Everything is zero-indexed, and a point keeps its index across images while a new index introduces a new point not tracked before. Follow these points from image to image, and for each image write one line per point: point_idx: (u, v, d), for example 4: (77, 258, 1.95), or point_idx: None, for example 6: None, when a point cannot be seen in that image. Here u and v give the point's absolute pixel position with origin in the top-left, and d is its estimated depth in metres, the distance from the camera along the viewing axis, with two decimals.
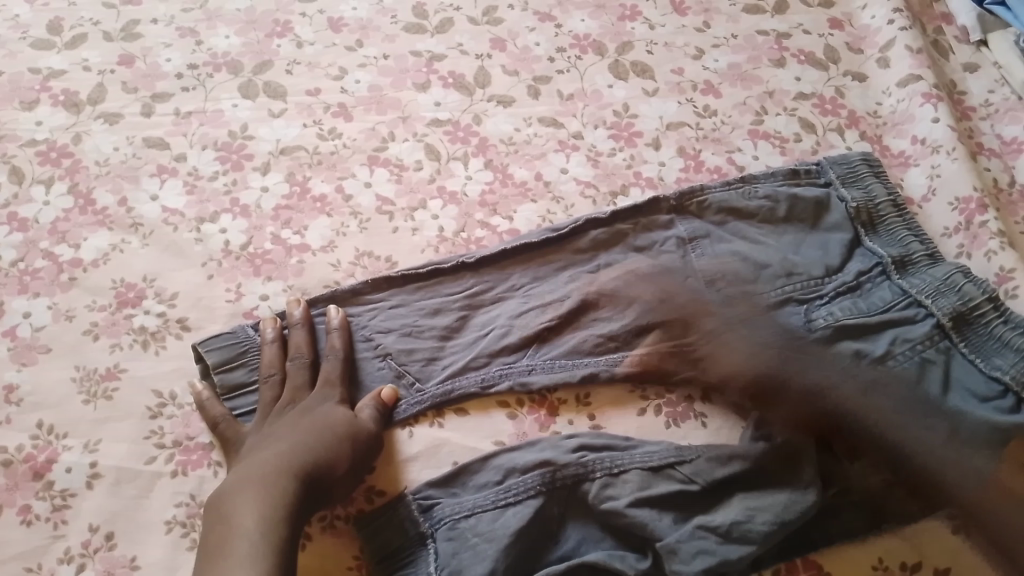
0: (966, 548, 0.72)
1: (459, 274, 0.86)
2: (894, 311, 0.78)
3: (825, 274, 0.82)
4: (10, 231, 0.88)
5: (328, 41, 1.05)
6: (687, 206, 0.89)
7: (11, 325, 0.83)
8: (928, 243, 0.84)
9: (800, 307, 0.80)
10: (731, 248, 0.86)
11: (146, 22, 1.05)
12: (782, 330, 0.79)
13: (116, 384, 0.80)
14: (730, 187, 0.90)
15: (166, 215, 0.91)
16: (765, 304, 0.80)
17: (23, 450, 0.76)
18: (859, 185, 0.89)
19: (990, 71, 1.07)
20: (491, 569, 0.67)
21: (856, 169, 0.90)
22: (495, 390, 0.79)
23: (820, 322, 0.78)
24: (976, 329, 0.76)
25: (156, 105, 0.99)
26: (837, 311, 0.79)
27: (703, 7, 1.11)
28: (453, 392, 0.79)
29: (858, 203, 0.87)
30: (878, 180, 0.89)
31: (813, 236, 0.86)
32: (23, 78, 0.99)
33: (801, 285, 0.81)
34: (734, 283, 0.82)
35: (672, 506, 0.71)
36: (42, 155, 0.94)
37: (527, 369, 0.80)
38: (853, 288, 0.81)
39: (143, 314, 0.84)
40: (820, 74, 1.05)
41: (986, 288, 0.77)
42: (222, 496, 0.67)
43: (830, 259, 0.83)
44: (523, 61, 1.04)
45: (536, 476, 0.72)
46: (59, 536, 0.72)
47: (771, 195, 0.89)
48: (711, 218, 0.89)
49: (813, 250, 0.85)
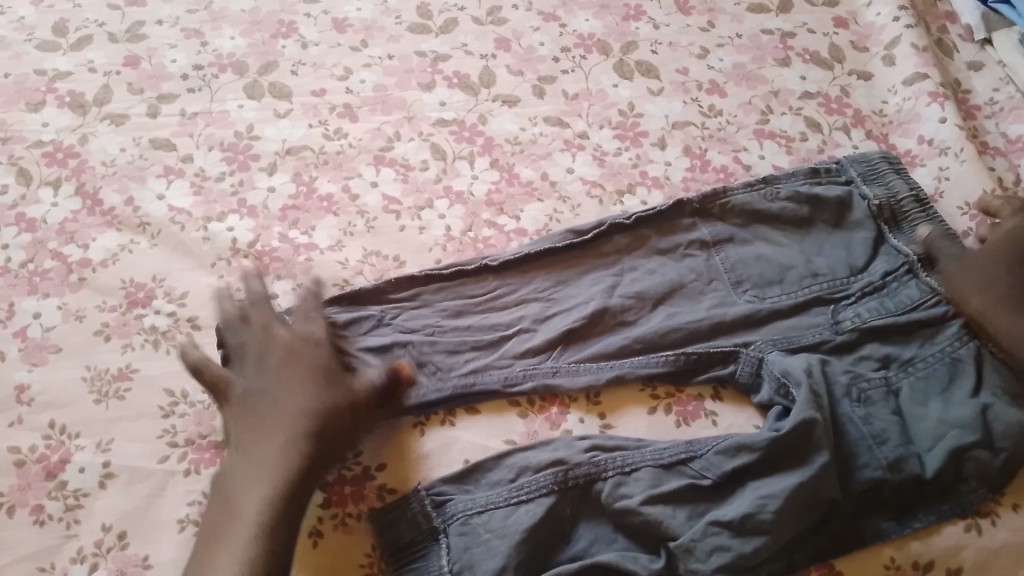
0: (970, 542, 0.73)
1: (482, 275, 0.87)
2: (920, 310, 0.83)
3: (849, 275, 0.86)
4: (18, 232, 0.89)
5: (333, 41, 1.05)
6: (710, 209, 0.91)
7: (21, 325, 0.83)
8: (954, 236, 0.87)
9: (827, 308, 0.84)
10: (757, 250, 0.89)
11: (151, 24, 1.06)
12: (810, 330, 0.83)
13: (128, 384, 0.80)
14: (752, 189, 0.92)
15: (174, 214, 0.91)
16: (792, 307, 0.84)
17: (35, 449, 0.77)
18: (880, 181, 0.92)
19: (994, 70, 1.08)
20: (503, 565, 0.68)
21: (875, 166, 0.93)
22: (518, 390, 0.80)
23: (846, 325, 0.83)
24: None
25: (162, 106, 0.99)
26: (864, 312, 0.83)
27: (707, 7, 1.12)
28: (475, 385, 0.80)
29: (880, 200, 0.90)
30: (898, 176, 0.92)
31: (837, 236, 0.90)
32: (29, 79, 0.99)
33: (827, 285, 0.86)
34: (762, 283, 0.86)
35: (684, 502, 0.72)
36: (48, 156, 0.94)
37: (551, 371, 0.81)
38: (878, 288, 0.85)
39: (153, 314, 0.85)
40: (824, 73, 1.06)
41: None
42: (231, 469, 0.70)
43: (854, 259, 0.87)
44: (528, 61, 1.05)
45: (550, 474, 0.73)
46: (71, 536, 0.72)
47: (793, 196, 0.92)
48: (734, 221, 0.91)
49: (838, 251, 0.88)
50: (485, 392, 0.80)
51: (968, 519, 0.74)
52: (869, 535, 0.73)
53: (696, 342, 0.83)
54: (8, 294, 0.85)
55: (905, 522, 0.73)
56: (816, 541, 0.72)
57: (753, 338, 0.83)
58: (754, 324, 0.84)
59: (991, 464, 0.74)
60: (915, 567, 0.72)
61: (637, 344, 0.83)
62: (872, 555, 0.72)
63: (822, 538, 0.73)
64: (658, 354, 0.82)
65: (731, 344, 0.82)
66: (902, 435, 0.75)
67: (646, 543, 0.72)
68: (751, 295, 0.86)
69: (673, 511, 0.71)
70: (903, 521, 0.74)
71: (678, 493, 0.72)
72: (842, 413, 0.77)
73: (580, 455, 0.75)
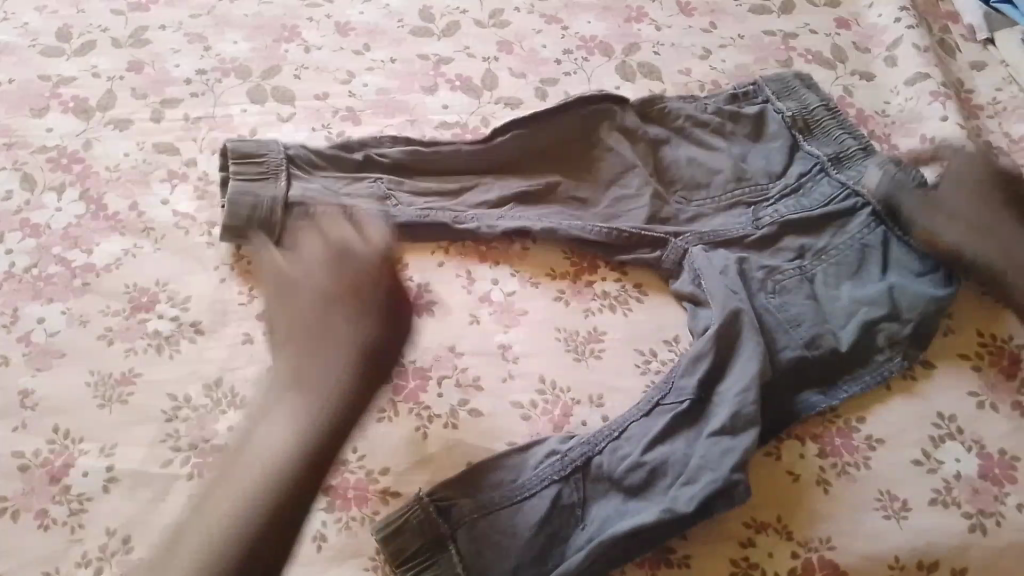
0: (974, 543, 0.74)
1: (453, 142, 0.96)
2: (835, 203, 0.93)
3: (770, 180, 0.96)
4: (23, 237, 0.89)
5: (335, 45, 1.05)
6: (649, 112, 1.00)
7: (26, 330, 0.83)
8: (861, 138, 0.97)
9: (749, 209, 0.94)
10: (690, 148, 0.98)
11: (155, 28, 1.06)
12: (740, 227, 0.92)
13: (131, 388, 0.80)
14: (685, 100, 1.01)
15: (178, 219, 0.91)
16: (723, 207, 0.94)
17: (39, 454, 0.76)
18: (793, 97, 1.01)
19: (997, 69, 1.08)
20: (516, 565, 0.71)
21: (788, 84, 1.02)
22: (464, 227, 0.90)
23: (767, 220, 0.93)
24: (909, 215, 0.91)
25: (165, 110, 0.99)
26: (782, 211, 0.94)
27: (709, 9, 1.12)
28: (429, 217, 0.90)
29: (794, 113, 1.00)
30: (809, 91, 1.02)
31: (758, 147, 0.99)
32: (33, 85, 1.00)
33: (750, 189, 0.95)
34: (691, 186, 0.96)
35: (692, 481, 0.73)
36: (53, 161, 0.94)
37: (497, 216, 0.92)
38: (796, 189, 0.95)
39: (157, 319, 0.85)
40: (827, 74, 1.06)
41: (917, 179, 0.92)
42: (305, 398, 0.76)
43: (773, 165, 0.97)
44: (530, 63, 1.05)
45: (547, 464, 0.75)
46: (76, 540, 0.72)
47: (718, 112, 1.00)
48: (670, 123, 0.99)
49: (760, 159, 0.97)
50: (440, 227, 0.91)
51: (969, 519, 0.75)
52: (867, 533, 0.74)
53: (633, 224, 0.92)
54: (13, 299, 0.85)
55: (905, 523, 0.75)
56: (814, 542, 0.74)
57: (684, 229, 0.92)
58: (688, 220, 0.93)
59: (900, 331, 0.84)
60: (919, 566, 0.73)
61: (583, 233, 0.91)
62: (876, 555, 0.73)
63: (819, 538, 0.74)
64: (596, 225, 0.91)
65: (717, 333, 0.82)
66: (817, 313, 0.85)
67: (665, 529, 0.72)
68: (683, 196, 0.96)
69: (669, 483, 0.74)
70: (901, 521, 0.75)
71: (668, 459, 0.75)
72: (781, 338, 0.83)
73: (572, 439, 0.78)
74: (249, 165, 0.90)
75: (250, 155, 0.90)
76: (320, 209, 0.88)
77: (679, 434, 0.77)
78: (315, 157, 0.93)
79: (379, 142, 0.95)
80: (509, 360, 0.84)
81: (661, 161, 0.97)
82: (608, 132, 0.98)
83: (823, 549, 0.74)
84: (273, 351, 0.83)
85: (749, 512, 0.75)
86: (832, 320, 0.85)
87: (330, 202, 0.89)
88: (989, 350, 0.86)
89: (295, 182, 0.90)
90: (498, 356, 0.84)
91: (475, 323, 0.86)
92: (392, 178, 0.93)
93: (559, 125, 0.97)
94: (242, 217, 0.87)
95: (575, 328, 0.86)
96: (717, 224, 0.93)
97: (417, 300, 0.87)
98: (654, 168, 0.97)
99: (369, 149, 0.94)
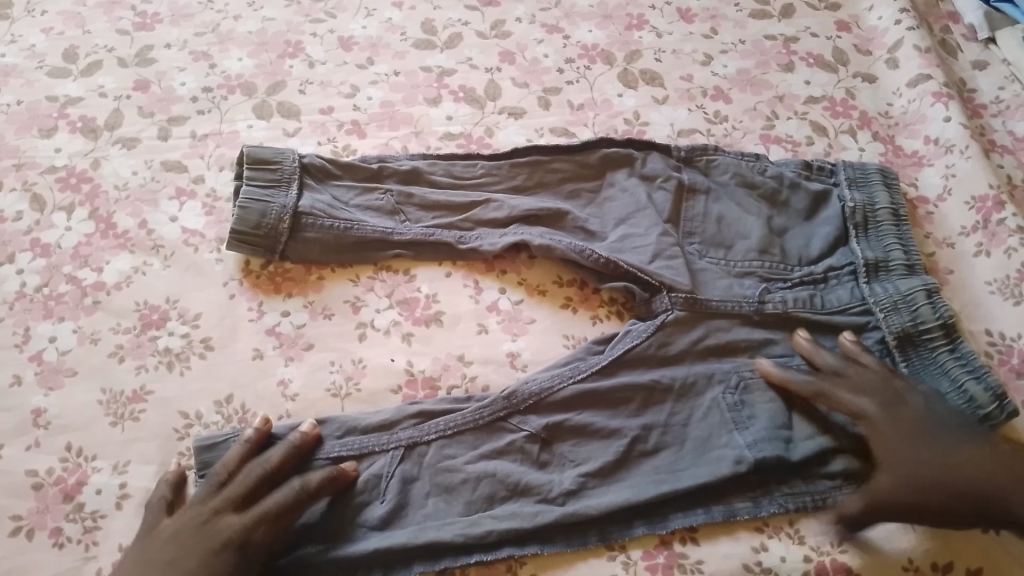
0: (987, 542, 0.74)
1: (470, 158, 0.95)
2: (847, 313, 0.85)
3: (797, 262, 0.89)
4: (33, 257, 0.89)
5: (339, 60, 1.06)
6: (695, 160, 0.95)
7: (38, 349, 0.84)
8: (913, 255, 0.87)
9: (761, 283, 0.87)
10: (724, 209, 0.92)
11: (160, 47, 1.07)
12: (738, 299, 0.86)
13: (143, 405, 0.81)
14: (743, 158, 0.95)
15: (186, 236, 0.92)
16: (734, 272, 0.88)
17: (52, 472, 0.77)
18: (864, 189, 0.91)
19: (1000, 68, 1.08)
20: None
21: (868, 176, 0.92)
22: (467, 247, 0.90)
23: (772, 304, 0.85)
24: (921, 350, 0.81)
25: (172, 128, 1.00)
26: (792, 298, 0.86)
27: (709, 14, 1.12)
28: (432, 236, 0.89)
29: (857, 204, 0.90)
30: (886, 189, 0.91)
31: (802, 228, 0.91)
32: (41, 105, 1.01)
33: (771, 265, 0.88)
34: (712, 244, 0.90)
35: (660, 514, 0.76)
36: (61, 181, 0.95)
37: (499, 237, 0.90)
38: (819, 281, 0.87)
39: (167, 335, 0.85)
40: (829, 77, 1.07)
41: (943, 314, 0.80)
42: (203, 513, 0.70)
43: (809, 250, 0.89)
44: (533, 73, 1.06)
45: (373, 435, 0.77)
46: (90, 558, 0.73)
47: (779, 176, 0.93)
48: (717, 177, 0.94)
49: (797, 242, 0.90)
50: (441, 245, 0.90)
51: None
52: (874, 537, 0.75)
53: (635, 244, 0.89)
54: (24, 319, 0.86)
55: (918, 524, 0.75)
56: (825, 547, 0.74)
57: (697, 262, 0.89)
58: (696, 271, 0.88)
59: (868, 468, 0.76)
60: (934, 567, 0.74)
61: (581, 256, 0.87)
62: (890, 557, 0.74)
63: (831, 541, 0.75)
64: (593, 249, 0.88)
65: (679, 349, 0.83)
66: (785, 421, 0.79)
67: (639, 515, 0.76)
68: (699, 250, 0.90)
69: (575, 470, 0.78)
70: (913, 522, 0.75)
71: (610, 465, 0.78)
72: (727, 435, 0.79)
73: (508, 461, 0.77)
74: (263, 171, 0.89)
75: (265, 161, 0.89)
76: (327, 222, 0.88)
77: (606, 441, 0.79)
78: (329, 166, 0.92)
79: (397, 156, 0.95)
80: (519, 368, 0.85)
81: (681, 210, 0.92)
82: (625, 176, 0.94)
83: (836, 552, 0.74)
84: (282, 365, 0.84)
85: (761, 518, 0.76)
86: (799, 429, 0.79)
87: (337, 215, 0.89)
88: (999, 349, 0.84)
89: (305, 192, 0.90)
90: (507, 364, 0.85)
91: (483, 332, 0.87)
92: (404, 189, 0.92)
93: (578, 159, 0.95)
94: (251, 224, 0.87)
95: (582, 335, 0.88)
96: (722, 290, 0.86)
97: (425, 311, 0.88)
98: (672, 212, 0.91)
99: (385, 162, 0.94)
